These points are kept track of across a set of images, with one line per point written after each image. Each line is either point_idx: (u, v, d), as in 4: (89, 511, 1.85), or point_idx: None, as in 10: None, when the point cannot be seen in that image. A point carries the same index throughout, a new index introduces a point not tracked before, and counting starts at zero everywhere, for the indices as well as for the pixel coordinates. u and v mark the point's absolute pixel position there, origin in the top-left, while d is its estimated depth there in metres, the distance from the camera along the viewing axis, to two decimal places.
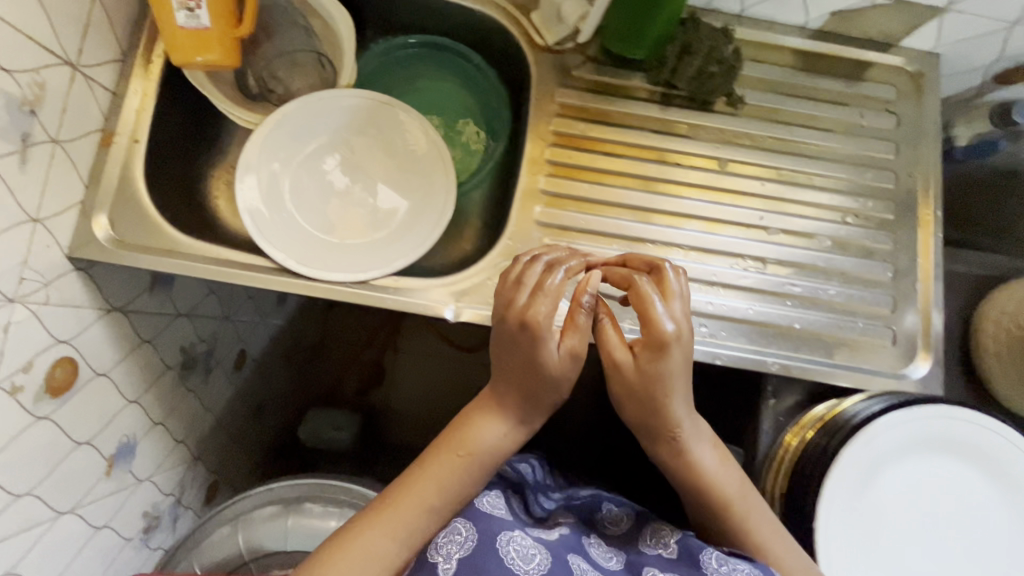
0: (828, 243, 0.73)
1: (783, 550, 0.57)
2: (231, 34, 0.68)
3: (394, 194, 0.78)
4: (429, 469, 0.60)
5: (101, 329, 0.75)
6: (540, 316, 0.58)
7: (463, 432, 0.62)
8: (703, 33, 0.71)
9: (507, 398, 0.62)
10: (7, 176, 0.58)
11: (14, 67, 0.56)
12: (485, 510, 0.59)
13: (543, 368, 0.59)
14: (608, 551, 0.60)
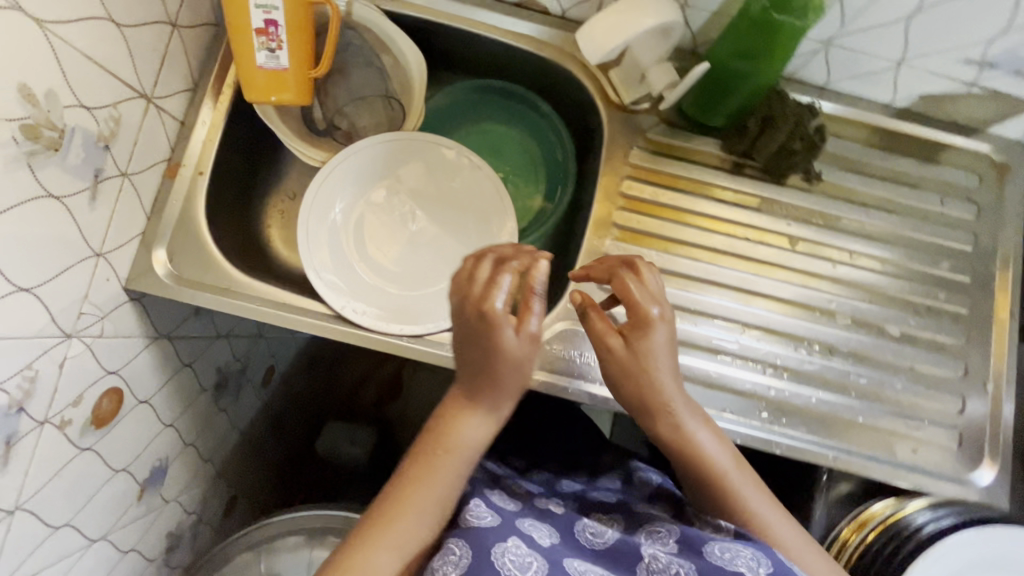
0: (898, 334, 0.71)
1: (792, 533, 0.55)
2: (307, 76, 0.67)
3: (454, 241, 0.76)
4: (413, 482, 0.54)
5: (148, 356, 0.74)
6: (499, 310, 0.54)
7: (438, 433, 0.56)
8: (789, 108, 0.68)
9: (481, 394, 0.56)
10: (76, 213, 0.56)
11: (93, 104, 0.55)
12: (472, 522, 0.54)
13: (514, 358, 0.54)
14: (602, 529, 0.57)
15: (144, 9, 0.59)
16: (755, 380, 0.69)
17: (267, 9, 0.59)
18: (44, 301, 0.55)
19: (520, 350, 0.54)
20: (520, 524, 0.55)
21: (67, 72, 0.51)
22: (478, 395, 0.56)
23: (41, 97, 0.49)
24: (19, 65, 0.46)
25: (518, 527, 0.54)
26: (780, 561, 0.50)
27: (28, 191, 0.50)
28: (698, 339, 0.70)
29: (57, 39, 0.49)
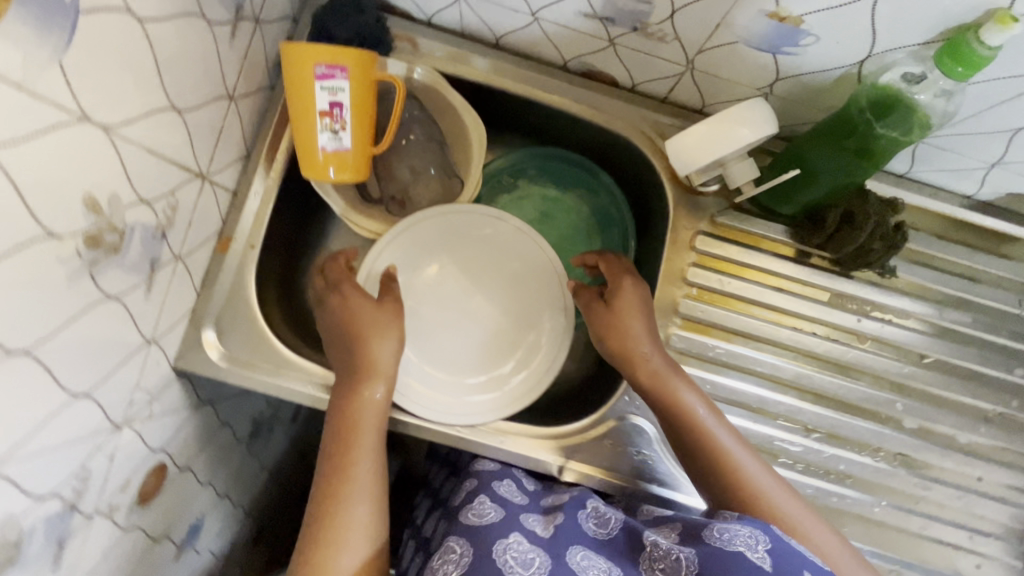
0: (966, 442, 0.69)
1: (752, 460, 0.60)
2: (368, 154, 0.64)
3: (510, 321, 0.74)
4: (348, 454, 0.58)
5: (192, 425, 0.73)
6: (362, 302, 0.64)
7: (342, 413, 0.60)
8: (872, 208, 0.64)
9: (376, 360, 0.61)
10: (132, 307, 0.54)
11: (153, 196, 0.52)
12: (474, 521, 0.55)
13: (382, 333, 0.63)
14: (607, 515, 0.58)
15: (204, 89, 0.56)
16: (817, 486, 0.68)
17: (334, 90, 0.57)
18: (99, 401, 0.53)
19: (386, 322, 0.64)
20: (524, 517, 0.56)
21: (130, 172, 0.48)
22: (370, 362, 0.61)
23: (104, 203, 0.46)
24: (86, 178, 0.44)
25: (521, 521, 0.55)
26: (778, 537, 0.49)
27: (88, 299, 0.48)
28: (760, 439, 0.68)
29: (121, 142, 0.46)
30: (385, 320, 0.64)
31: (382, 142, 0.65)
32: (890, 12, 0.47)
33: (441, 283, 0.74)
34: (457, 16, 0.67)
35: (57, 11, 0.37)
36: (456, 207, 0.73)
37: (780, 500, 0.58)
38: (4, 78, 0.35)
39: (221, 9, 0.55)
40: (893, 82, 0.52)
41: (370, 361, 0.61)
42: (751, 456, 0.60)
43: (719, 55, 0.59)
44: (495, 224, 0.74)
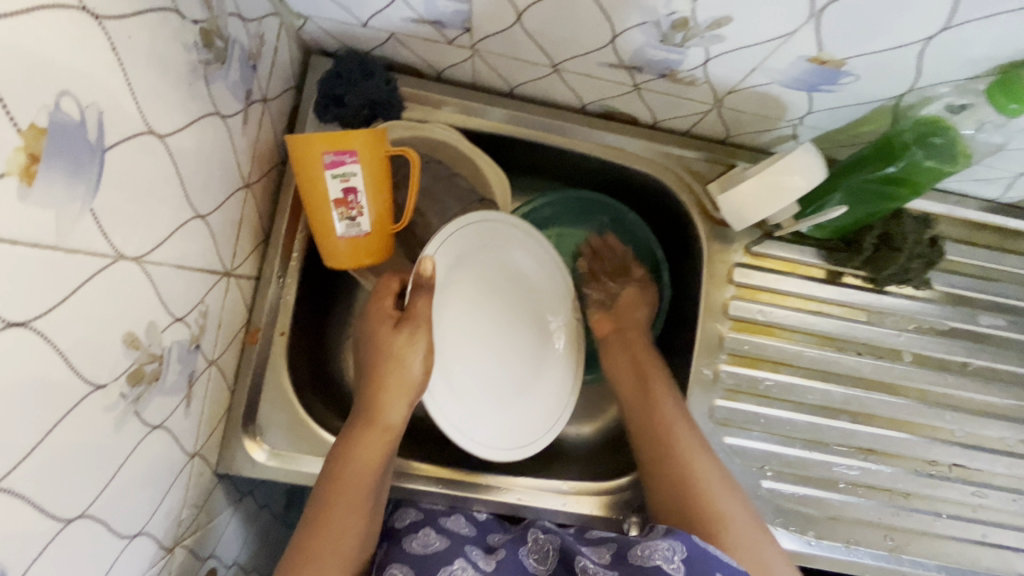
0: (1014, 445, 0.70)
1: (752, 537, 0.56)
2: (388, 233, 0.60)
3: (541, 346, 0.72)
4: (336, 509, 0.54)
5: (235, 521, 0.69)
6: (386, 326, 0.60)
7: (341, 463, 0.56)
8: (909, 229, 0.64)
9: (387, 406, 0.59)
10: (174, 428, 0.51)
11: (185, 311, 0.49)
12: (420, 553, 0.55)
13: (405, 365, 0.58)
14: (545, 544, 0.56)
15: (223, 186, 0.52)
16: (878, 507, 0.68)
17: (345, 176, 0.53)
18: (152, 533, 0.50)
19: (410, 354, 0.58)
20: (468, 549, 0.56)
21: (163, 295, 0.45)
22: (380, 409, 0.59)
23: (142, 335, 0.43)
24: (123, 316, 0.40)
25: (466, 553, 0.55)
26: (698, 546, 0.49)
27: (135, 437, 0.44)
28: (819, 467, 0.68)
29: (152, 267, 0.43)
30: (408, 344, 0.58)
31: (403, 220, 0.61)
32: (935, 53, 0.46)
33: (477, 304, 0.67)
34: (469, 70, 0.65)
35: (83, 155, 0.33)
36: (487, 219, 0.65)
37: (747, 541, 0.55)
38: (38, 244, 0.31)
39: (232, 100, 0.51)
40: (938, 114, 0.52)
41: (380, 408, 0.59)
42: (729, 492, 0.58)
43: (750, 96, 0.58)
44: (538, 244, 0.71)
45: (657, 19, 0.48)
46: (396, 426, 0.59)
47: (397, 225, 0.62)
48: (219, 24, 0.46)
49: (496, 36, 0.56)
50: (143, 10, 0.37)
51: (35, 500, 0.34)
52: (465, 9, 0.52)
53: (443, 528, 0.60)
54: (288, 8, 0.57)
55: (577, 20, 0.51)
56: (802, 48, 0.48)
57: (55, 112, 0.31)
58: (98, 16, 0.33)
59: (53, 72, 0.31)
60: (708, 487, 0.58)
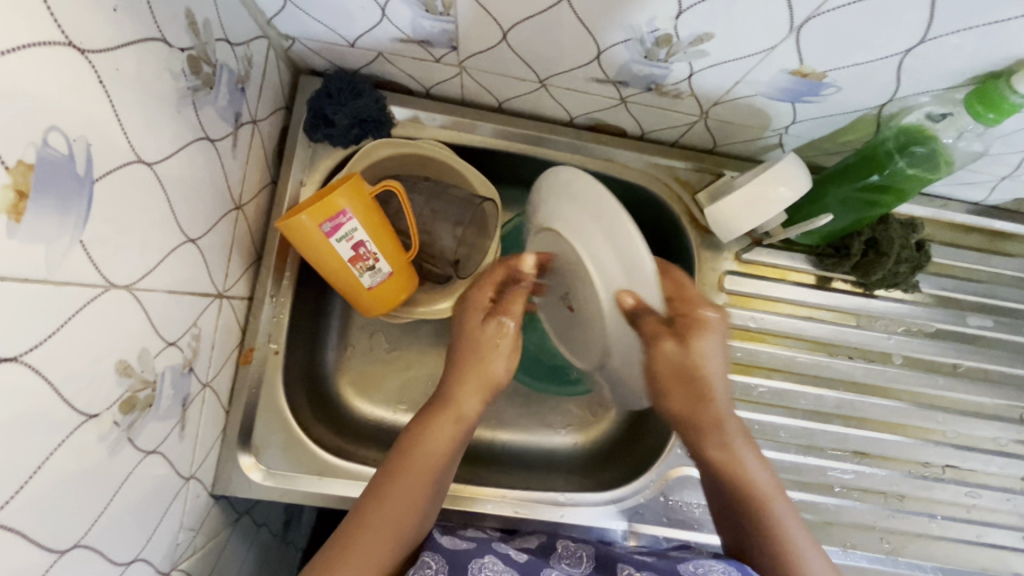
0: (1006, 443, 0.71)
1: (816, 558, 0.54)
2: (407, 260, 0.64)
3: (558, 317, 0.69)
4: (405, 487, 0.54)
5: (233, 542, 0.69)
6: (474, 321, 0.62)
7: (415, 446, 0.56)
8: (895, 234, 0.65)
9: (463, 397, 0.59)
10: (169, 452, 0.51)
11: (178, 335, 0.49)
12: (450, 547, 0.54)
13: (490, 359, 0.61)
14: (577, 551, 0.59)
15: (213, 210, 0.52)
16: (874, 510, 0.68)
17: (349, 235, 0.56)
18: (150, 559, 0.50)
19: (488, 350, 0.61)
20: (496, 548, 0.56)
21: (155, 321, 0.45)
22: (459, 398, 0.59)
23: (135, 362, 0.43)
24: (116, 343, 0.40)
25: (495, 550, 0.56)
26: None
27: (129, 464, 0.44)
28: (814, 471, 0.69)
29: (143, 293, 0.43)
30: (495, 330, 0.62)
31: (414, 245, 0.65)
32: (914, 64, 0.46)
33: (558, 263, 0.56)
34: (457, 86, 0.65)
35: (71, 189, 0.34)
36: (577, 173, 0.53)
37: (806, 554, 0.54)
38: (28, 279, 0.31)
39: (221, 124, 0.51)
40: (919, 122, 0.52)
41: (458, 398, 0.59)
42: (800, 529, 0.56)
43: (735, 107, 0.58)
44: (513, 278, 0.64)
45: (641, 35, 0.48)
46: (469, 418, 0.59)
47: (409, 250, 0.65)
48: (206, 50, 0.47)
49: (483, 54, 0.57)
50: (129, 41, 0.37)
51: (27, 534, 0.34)
52: (450, 28, 0.52)
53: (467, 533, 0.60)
54: (275, 30, 0.57)
55: (561, 38, 0.51)
56: (784, 61, 0.49)
57: (43, 148, 0.31)
58: (83, 50, 0.33)
59: (41, 109, 0.31)
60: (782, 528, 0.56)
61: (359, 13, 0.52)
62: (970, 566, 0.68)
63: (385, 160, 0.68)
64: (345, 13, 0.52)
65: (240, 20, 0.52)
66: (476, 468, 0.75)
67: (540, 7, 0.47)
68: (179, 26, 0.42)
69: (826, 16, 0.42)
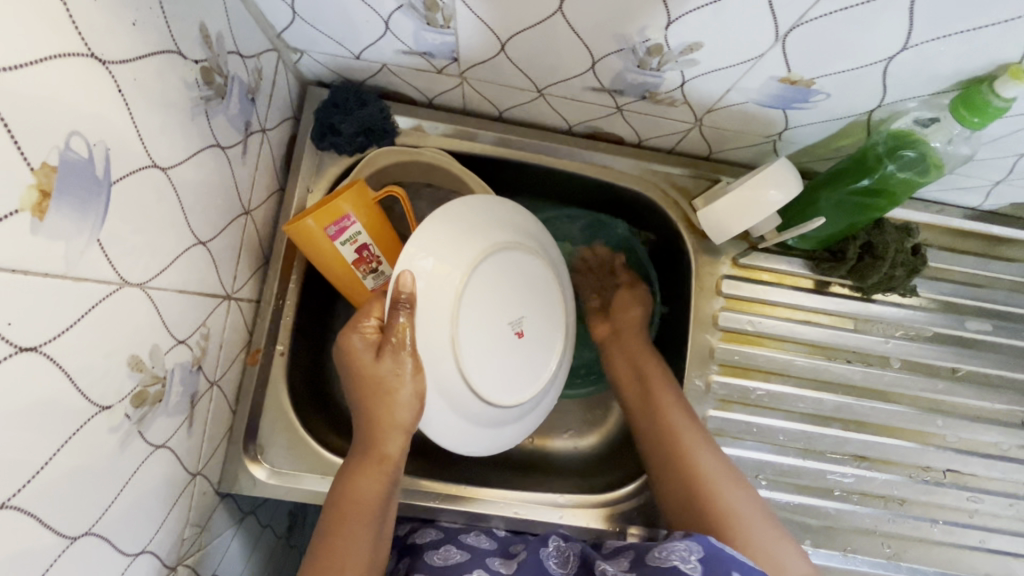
0: (1007, 448, 0.71)
1: (761, 523, 0.57)
2: None
3: (501, 346, 0.59)
4: (347, 530, 0.54)
5: (237, 541, 0.70)
6: (365, 353, 0.55)
7: (342, 489, 0.56)
8: (890, 237, 0.66)
9: (380, 440, 0.57)
10: (177, 448, 0.52)
11: (187, 333, 0.51)
12: (442, 565, 0.59)
13: (403, 386, 0.55)
14: (566, 551, 0.59)
15: (223, 214, 0.55)
16: (875, 514, 0.68)
17: (353, 239, 0.59)
18: (156, 552, 0.51)
19: (397, 383, 0.55)
20: (487, 560, 0.59)
21: (166, 318, 0.47)
22: (377, 442, 0.57)
23: (146, 358, 0.45)
24: (129, 339, 0.42)
25: (484, 562, 0.59)
26: (712, 545, 0.50)
27: (138, 456, 0.46)
28: (814, 475, 0.69)
29: (155, 292, 0.45)
30: (391, 369, 0.54)
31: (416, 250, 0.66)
32: (899, 71, 0.48)
33: (500, 285, 0.59)
34: (459, 96, 0.67)
35: (90, 190, 0.36)
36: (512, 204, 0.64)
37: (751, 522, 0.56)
38: (47, 274, 0.33)
39: (231, 132, 0.54)
40: (908, 127, 0.54)
41: (376, 441, 0.57)
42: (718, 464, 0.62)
43: (729, 114, 0.60)
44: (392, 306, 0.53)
45: (633, 45, 0.50)
46: (394, 458, 0.58)
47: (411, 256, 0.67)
48: (218, 62, 0.49)
49: (482, 65, 0.59)
50: (147, 53, 0.40)
51: (41, 517, 0.36)
52: (451, 40, 0.55)
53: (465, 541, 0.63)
54: (284, 43, 0.60)
55: (557, 48, 0.53)
56: (772, 69, 0.50)
57: (66, 151, 0.33)
58: (104, 61, 0.36)
59: (63, 115, 0.33)
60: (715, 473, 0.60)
61: (363, 27, 0.54)
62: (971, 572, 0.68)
63: (391, 168, 0.72)
64: (351, 26, 0.55)
65: (250, 34, 0.54)
66: (478, 470, 0.76)
67: (537, 19, 0.49)
68: (193, 39, 0.45)
69: (811, 24, 0.44)
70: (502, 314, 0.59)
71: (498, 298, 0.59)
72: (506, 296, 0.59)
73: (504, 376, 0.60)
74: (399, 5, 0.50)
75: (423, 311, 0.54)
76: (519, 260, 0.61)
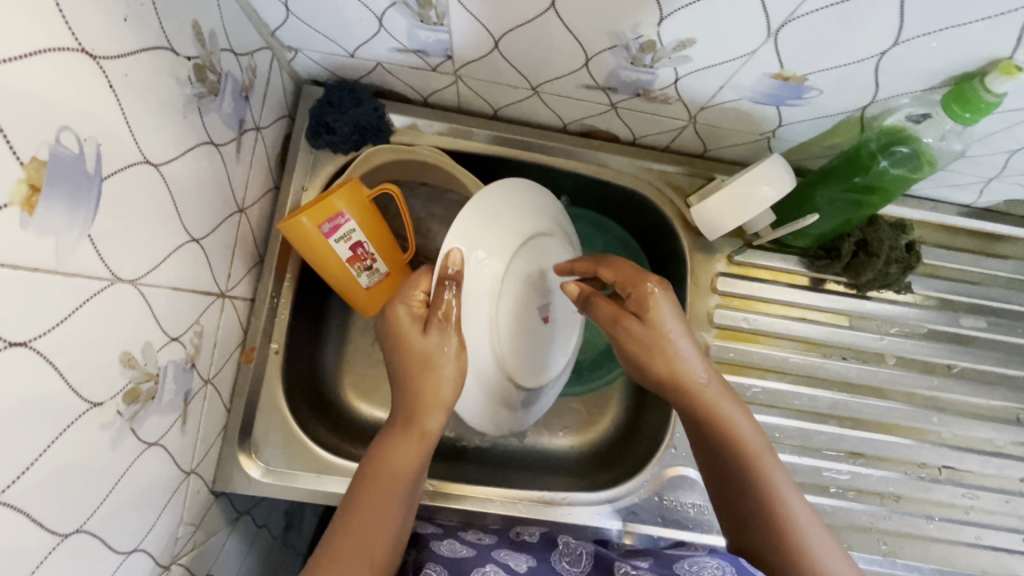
0: (1002, 444, 0.71)
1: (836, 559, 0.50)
2: (405, 262, 0.66)
3: (527, 332, 0.63)
4: (376, 509, 0.51)
5: (232, 540, 0.70)
6: (410, 327, 0.53)
7: (379, 463, 0.53)
8: (885, 235, 0.66)
9: (417, 416, 0.53)
10: (170, 446, 0.52)
11: (180, 331, 0.51)
12: (450, 556, 0.56)
13: (447, 362, 0.53)
14: (577, 547, 0.59)
15: (217, 211, 0.55)
16: (872, 511, 0.68)
17: (347, 237, 0.58)
18: (149, 550, 0.51)
19: (442, 360, 0.53)
20: (496, 554, 0.57)
21: (159, 315, 0.47)
22: (417, 415, 0.53)
23: (138, 355, 0.45)
24: (120, 336, 0.42)
25: (495, 557, 0.56)
26: (740, 564, 0.53)
27: (131, 453, 0.46)
28: (810, 472, 0.69)
29: (147, 289, 0.45)
30: (437, 341, 0.53)
31: (412, 246, 0.66)
32: (891, 67, 0.48)
33: (529, 273, 0.61)
34: (453, 95, 0.67)
35: (81, 185, 0.36)
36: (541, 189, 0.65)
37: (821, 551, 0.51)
38: (37, 269, 0.33)
39: (225, 129, 0.54)
40: (901, 123, 0.54)
41: (413, 417, 0.53)
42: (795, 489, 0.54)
43: (722, 112, 0.60)
44: (440, 279, 0.52)
45: (626, 42, 0.51)
46: (433, 434, 0.54)
47: (406, 253, 0.67)
48: (211, 59, 0.49)
49: (476, 63, 0.59)
50: (139, 49, 0.40)
51: (32, 515, 0.36)
52: (445, 38, 0.55)
53: (468, 541, 0.60)
54: (278, 41, 0.60)
55: (550, 46, 0.53)
56: (765, 65, 0.50)
57: (55, 146, 0.33)
58: (95, 57, 0.36)
59: (54, 110, 0.33)
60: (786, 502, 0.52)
61: (357, 24, 0.54)
62: (968, 569, 0.68)
63: (387, 165, 0.71)
64: (345, 25, 0.55)
65: (244, 32, 0.54)
66: (474, 468, 0.76)
67: (530, 16, 0.49)
68: (186, 36, 0.45)
69: (802, 20, 0.44)
70: (529, 304, 0.62)
71: (529, 285, 0.61)
72: (534, 285, 0.62)
73: (527, 356, 0.64)
74: (393, 3, 0.50)
75: (468, 297, 0.55)
76: (545, 246, 0.63)
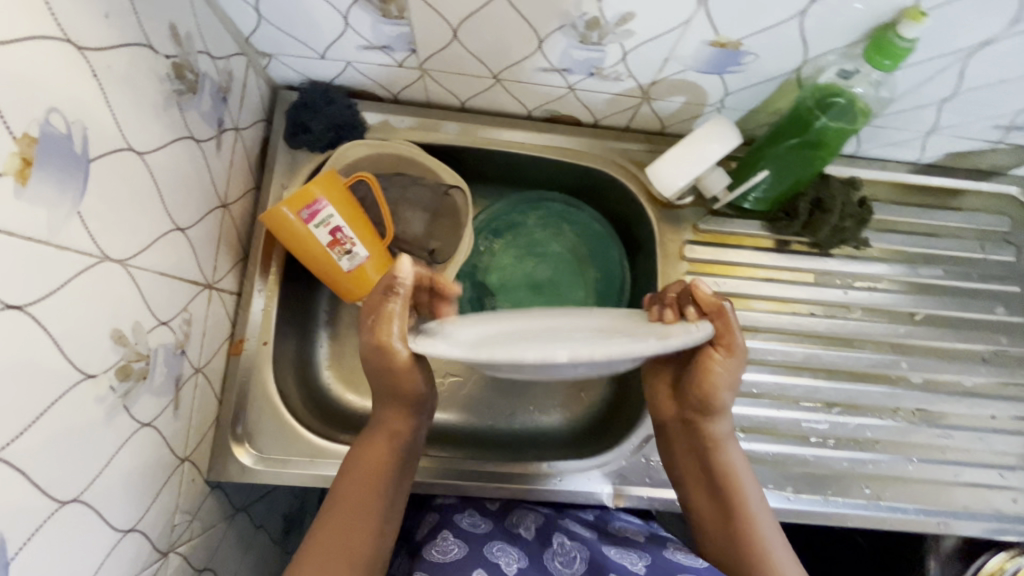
0: (971, 384, 0.74)
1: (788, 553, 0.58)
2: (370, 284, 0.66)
3: None
4: (353, 507, 0.56)
5: (230, 538, 0.71)
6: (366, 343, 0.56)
7: (355, 469, 0.58)
8: (836, 191, 0.71)
9: (389, 413, 0.60)
10: (163, 429, 0.54)
11: (169, 316, 0.53)
12: (438, 561, 0.57)
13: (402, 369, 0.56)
14: (571, 550, 0.60)
15: (200, 204, 0.58)
16: (853, 458, 0.70)
17: (326, 222, 0.61)
18: (146, 532, 0.52)
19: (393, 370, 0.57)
20: (487, 551, 0.59)
21: (148, 297, 0.49)
22: (383, 417, 0.61)
23: (129, 334, 0.47)
24: (113, 312, 0.45)
25: (485, 556, 0.58)
26: None
27: (125, 431, 0.48)
28: (790, 424, 0.71)
29: (135, 270, 0.47)
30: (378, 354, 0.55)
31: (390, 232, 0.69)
32: (813, 25, 0.52)
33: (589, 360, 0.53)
34: (422, 90, 0.72)
35: (70, 163, 0.39)
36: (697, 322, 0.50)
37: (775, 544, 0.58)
38: (31, 238, 0.36)
39: (205, 126, 0.57)
40: (832, 80, 0.58)
41: (386, 416, 0.60)
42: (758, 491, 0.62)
43: (671, 85, 0.65)
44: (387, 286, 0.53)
45: (573, 21, 0.55)
46: (400, 433, 0.60)
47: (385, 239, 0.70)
48: (189, 60, 0.53)
49: (438, 55, 0.63)
50: (119, 45, 0.43)
51: (34, 478, 0.38)
52: (407, 31, 0.59)
53: (463, 533, 0.62)
54: (252, 48, 0.64)
55: (504, 31, 0.58)
56: (701, 33, 0.55)
57: (45, 125, 0.36)
58: (81, 47, 0.39)
59: (43, 94, 0.36)
60: (768, 541, 0.58)
61: (324, 25, 0.58)
62: (950, 507, 0.70)
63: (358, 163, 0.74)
64: (313, 25, 0.59)
65: (219, 37, 0.58)
66: (465, 449, 0.77)
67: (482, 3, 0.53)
68: (163, 36, 0.49)
69: None
70: None
71: None
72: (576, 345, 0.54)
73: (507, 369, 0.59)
74: None
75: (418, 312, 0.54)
76: None
